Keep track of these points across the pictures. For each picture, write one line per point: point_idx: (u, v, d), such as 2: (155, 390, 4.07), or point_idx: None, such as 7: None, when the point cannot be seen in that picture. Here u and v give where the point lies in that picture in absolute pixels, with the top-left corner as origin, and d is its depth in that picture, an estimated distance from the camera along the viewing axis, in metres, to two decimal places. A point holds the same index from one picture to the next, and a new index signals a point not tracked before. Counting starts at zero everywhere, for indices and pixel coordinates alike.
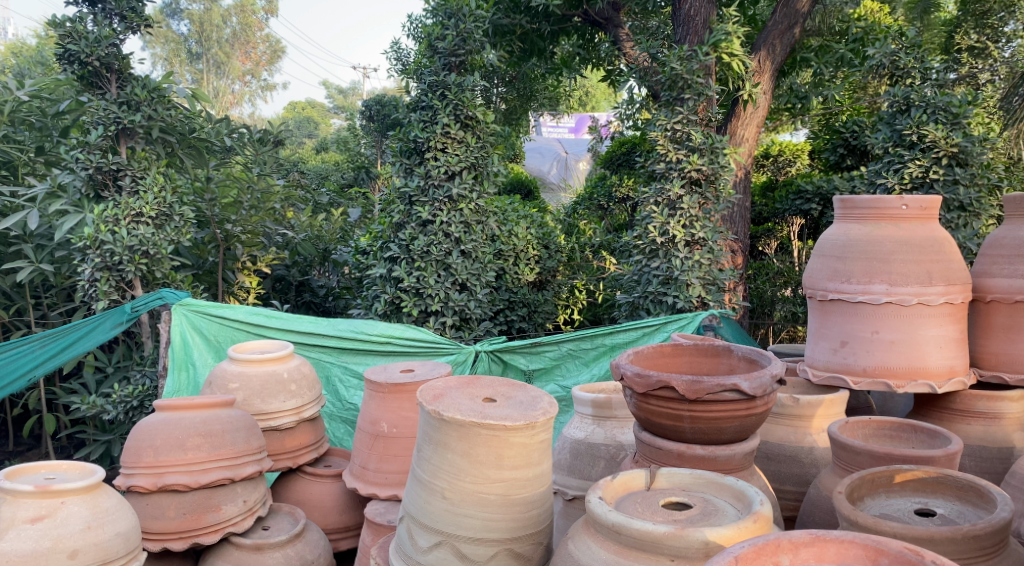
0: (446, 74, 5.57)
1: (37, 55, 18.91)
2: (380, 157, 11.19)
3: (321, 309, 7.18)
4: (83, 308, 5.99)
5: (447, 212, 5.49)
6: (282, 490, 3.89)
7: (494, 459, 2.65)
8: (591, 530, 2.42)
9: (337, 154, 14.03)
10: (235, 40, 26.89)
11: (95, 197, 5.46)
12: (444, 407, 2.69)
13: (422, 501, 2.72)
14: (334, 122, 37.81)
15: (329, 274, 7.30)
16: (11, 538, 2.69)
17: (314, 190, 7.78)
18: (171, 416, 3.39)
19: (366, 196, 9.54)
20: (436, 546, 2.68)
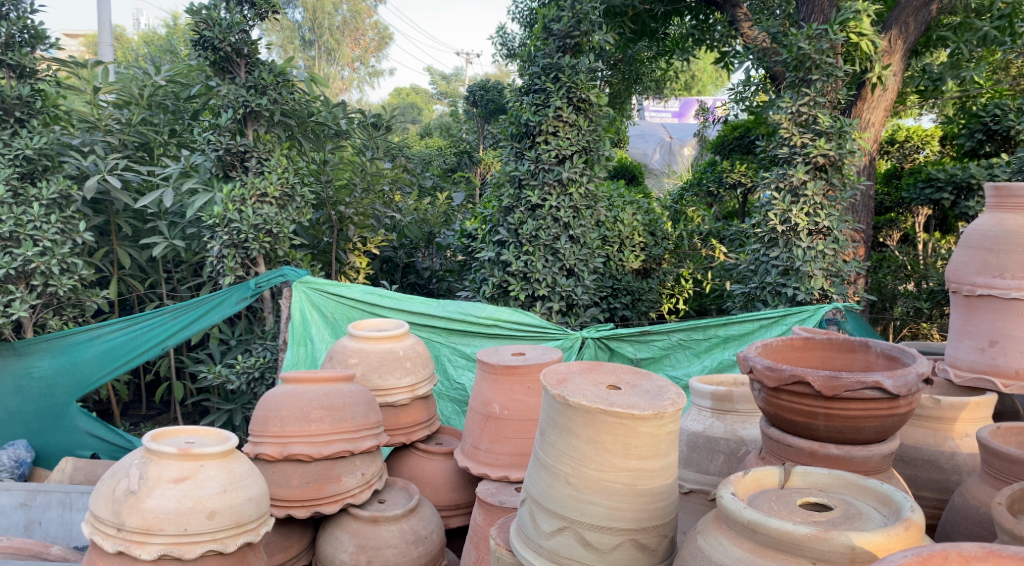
0: (559, 57, 5.51)
1: (165, 43, 19.98)
2: (482, 143, 11.26)
3: (425, 291, 7.30)
4: (210, 282, 6.30)
5: (556, 196, 5.45)
6: (396, 465, 3.99)
7: (620, 447, 2.63)
8: (723, 525, 2.36)
9: (440, 139, 14.24)
10: (346, 27, 27.67)
11: (224, 177, 5.71)
12: (570, 393, 2.69)
13: (546, 485, 2.72)
14: (436, 108, 38.38)
15: (433, 256, 7.41)
16: (157, 496, 2.83)
17: (419, 174, 7.89)
18: (297, 388, 3.52)
19: (470, 181, 9.64)
20: (560, 531, 2.68)
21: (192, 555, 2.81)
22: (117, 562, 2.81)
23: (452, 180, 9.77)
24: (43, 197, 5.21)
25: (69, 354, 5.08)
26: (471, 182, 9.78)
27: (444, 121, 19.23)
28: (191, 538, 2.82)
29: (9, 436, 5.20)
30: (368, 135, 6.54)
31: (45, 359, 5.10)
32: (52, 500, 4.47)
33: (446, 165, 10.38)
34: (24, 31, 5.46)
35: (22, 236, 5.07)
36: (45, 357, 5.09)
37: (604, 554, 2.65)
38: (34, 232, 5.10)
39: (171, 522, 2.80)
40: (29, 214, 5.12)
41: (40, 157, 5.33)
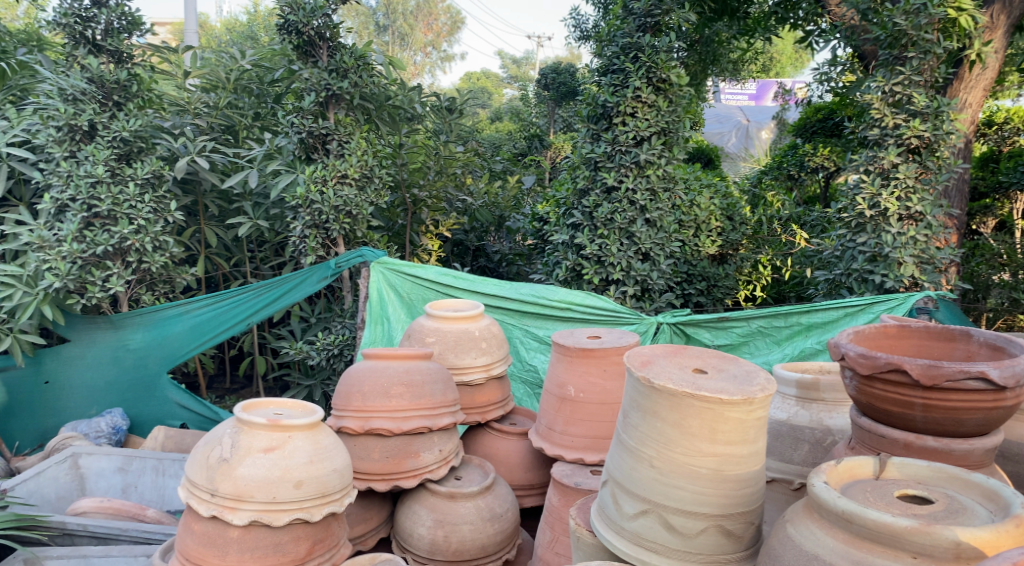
0: (639, 36, 5.40)
1: (246, 30, 20.54)
2: (553, 127, 11.21)
3: (495, 275, 7.34)
4: (291, 262, 6.48)
5: (633, 178, 5.36)
6: (471, 444, 4.02)
7: (707, 432, 2.59)
8: (816, 514, 2.36)
9: (510, 123, 14.22)
10: (419, 12, 28.01)
11: (306, 159, 5.82)
12: (655, 375, 2.67)
13: (629, 468, 2.72)
14: (507, 92, 38.34)
15: (502, 240, 7.47)
16: (248, 464, 2.93)
17: (490, 158, 7.90)
18: (377, 364, 3.60)
19: (540, 165, 9.62)
20: (643, 513, 2.67)
21: (281, 522, 2.91)
22: (211, 526, 2.92)
23: (523, 164, 9.77)
24: (137, 177, 5.44)
25: (161, 328, 5.32)
26: (542, 166, 9.75)
27: (514, 104, 19.22)
28: (279, 506, 2.91)
29: (107, 404, 5.48)
30: (441, 119, 6.47)
31: (138, 333, 5.33)
32: (147, 466, 4.74)
33: (517, 149, 10.38)
34: (122, 18, 5.67)
35: (119, 215, 5.33)
36: (138, 330, 5.33)
37: (689, 539, 2.63)
38: (130, 211, 5.37)
39: (261, 490, 2.89)
40: (125, 194, 5.37)
41: (135, 139, 5.55)
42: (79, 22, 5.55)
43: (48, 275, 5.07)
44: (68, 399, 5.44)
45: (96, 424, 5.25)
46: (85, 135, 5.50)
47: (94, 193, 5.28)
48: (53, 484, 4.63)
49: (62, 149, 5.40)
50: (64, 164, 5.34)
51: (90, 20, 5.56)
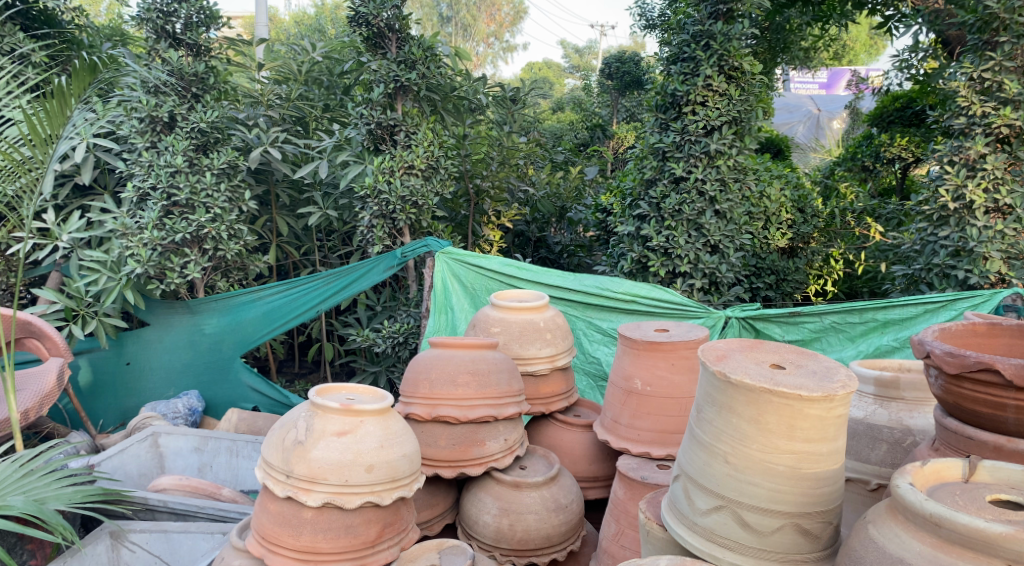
0: (711, 23, 5.27)
1: (312, 23, 20.95)
2: (616, 117, 11.10)
3: (557, 266, 7.32)
4: (358, 251, 6.59)
5: (703, 169, 5.25)
6: (534, 435, 4.02)
7: (785, 429, 2.55)
8: (901, 516, 2.31)
9: (571, 113, 14.13)
10: (482, 3, 28.10)
11: (374, 150, 5.89)
12: (731, 370, 2.63)
13: (702, 463, 2.68)
14: (568, 82, 38.17)
15: (564, 232, 7.46)
16: (321, 447, 2.99)
17: (551, 149, 7.86)
18: (445, 353, 3.63)
19: (603, 156, 9.55)
20: (716, 509, 2.64)
21: (353, 505, 2.96)
22: (286, 506, 3.00)
23: (586, 155, 9.71)
24: (214, 166, 5.60)
25: (235, 313, 5.50)
26: (605, 156, 9.68)
27: (576, 94, 19.14)
28: (352, 490, 2.96)
29: (183, 386, 5.69)
30: (503, 110, 6.51)
31: (213, 318, 5.53)
32: (222, 447, 4.93)
33: (580, 139, 10.32)
34: (200, 12, 5.83)
35: (197, 204, 5.50)
36: (213, 315, 5.52)
37: (764, 536, 2.59)
38: (207, 199, 5.54)
39: (334, 472, 2.95)
40: (202, 183, 5.54)
41: (212, 130, 5.70)
42: (160, 17, 5.73)
43: (130, 262, 5.30)
44: (147, 380, 5.68)
45: (174, 405, 5.45)
46: (165, 126, 5.68)
47: (173, 181, 5.46)
48: (135, 461, 4.84)
49: (144, 139, 5.59)
50: (146, 154, 5.53)
51: (171, 15, 5.74)
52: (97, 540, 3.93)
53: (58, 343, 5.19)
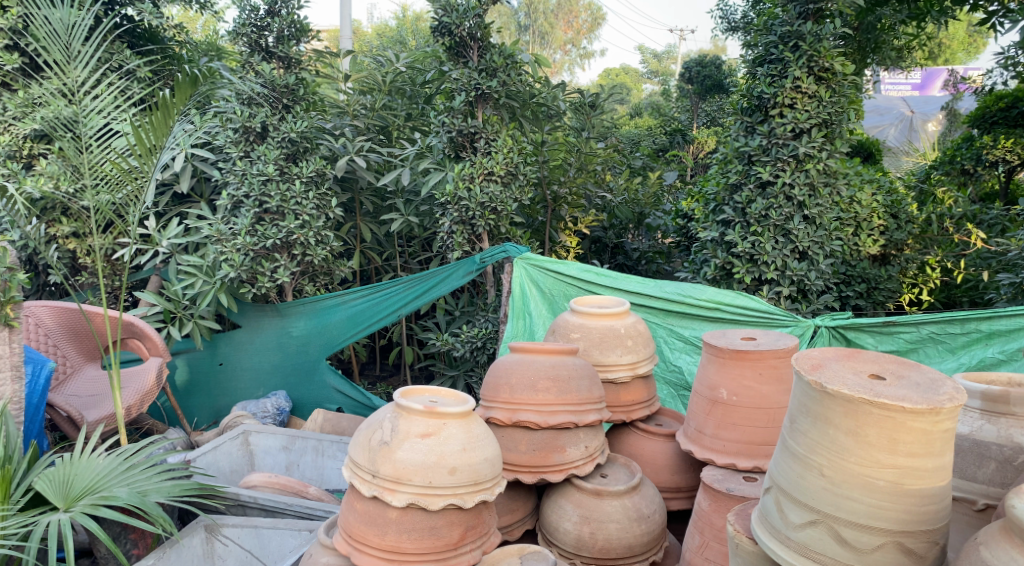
0: (800, 24, 5.12)
1: (394, 35, 21.54)
2: (695, 122, 10.93)
3: (634, 273, 7.26)
4: (438, 257, 6.67)
5: (791, 173, 5.10)
6: (615, 443, 3.98)
7: (886, 442, 2.45)
8: (1017, 538, 2.19)
9: (650, 119, 14.01)
10: (559, 11, 28.39)
11: (455, 157, 5.96)
12: (827, 379, 2.54)
13: (796, 475, 2.61)
14: (646, 88, 37.92)
15: (641, 238, 7.37)
16: (406, 448, 3.03)
17: (629, 154, 7.79)
18: (525, 358, 3.64)
19: (682, 162, 9.41)
20: (811, 524, 2.55)
21: (436, 507, 2.98)
22: (372, 505, 3.05)
23: (665, 161, 9.59)
24: (303, 175, 5.77)
25: (321, 316, 5.66)
26: (685, 162, 9.53)
27: (656, 99, 18.95)
28: (436, 491, 2.99)
29: (271, 386, 5.89)
30: (580, 117, 6.40)
31: (301, 321, 5.71)
32: (308, 446, 5.09)
33: (660, 144, 10.18)
34: (292, 26, 6.02)
35: (286, 210, 5.69)
36: (300, 317, 5.70)
37: (863, 554, 2.50)
38: (296, 206, 5.72)
39: (419, 474, 2.98)
40: (292, 191, 5.72)
41: (301, 140, 5.88)
42: (254, 31, 5.97)
43: (224, 266, 5.53)
44: (238, 379, 5.90)
45: (263, 404, 5.65)
46: (257, 136, 5.89)
47: (265, 190, 5.65)
48: (227, 458, 5.02)
49: (238, 149, 5.83)
50: (240, 163, 5.75)
51: (264, 28, 5.97)
52: (193, 533, 4.09)
53: (157, 343, 5.44)
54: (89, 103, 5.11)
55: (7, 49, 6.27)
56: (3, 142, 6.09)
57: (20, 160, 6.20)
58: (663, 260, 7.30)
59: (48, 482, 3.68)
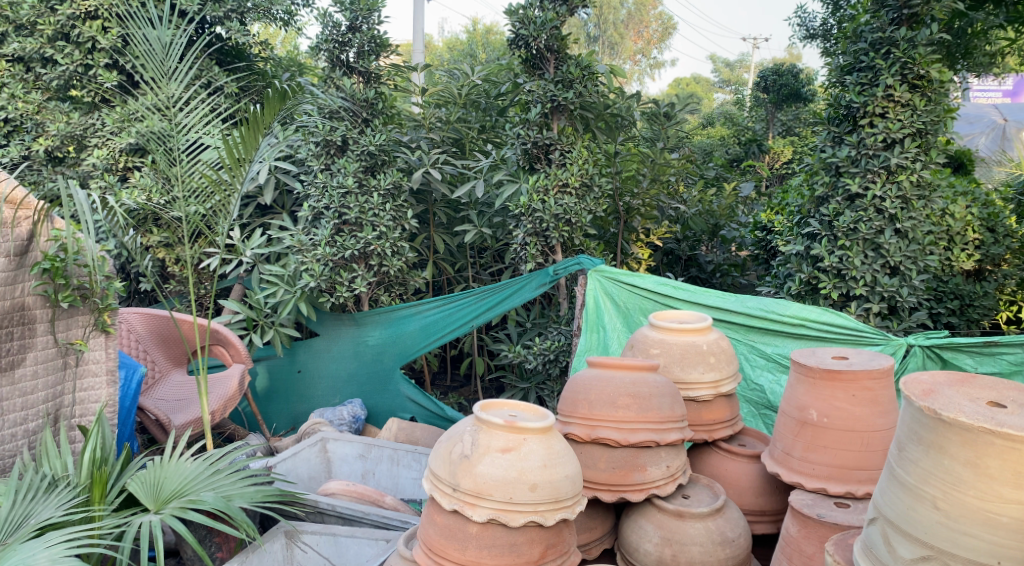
0: (893, 30, 4.92)
1: (464, 48, 21.91)
2: (771, 132, 10.69)
3: (707, 286, 7.13)
4: (511, 269, 6.68)
5: (881, 185, 4.91)
6: (696, 462, 3.88)
7: (1009, 476, 2.30)
8: None
9: (722, 129, 13.79)
10: (630, 20, 28.34)
11: (530, 169, 5.95)
12: (942, 406, 2.41)
13: (905, 507, 2.48)
14: (717, 98, 37.42)
15: (715, 250, 7.21)
16: (486, 463, 3.01)
17: (703, 165, 7.65)
18: (604, 374, 3.58)
19: (758, 172, 9.20)
20: (923, 559, 2.43)
21: (516, 523, 2.95)
22: (452, 518, 3.04)
23: (739, 171, 9.41)
24: (381, 188, 5.87)
25: (396, 326, 5.72)
26: (760, 172, 9.32)
27: (728, 107, 18.64)
28: (516, 507, 2.96)
29: (348, 394, 5.98)
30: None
31: (376, 330, 5.79)
32: (384, 455, 5.17)
33: (734, 154, 10.02)
34: (372, 41, 6.12)
35: (365, 222, 5.79)
36: (376, 327, 5.78)
37: None
38: (373, 218, 5.81)
39: (499, 489, 2.96)
40: (370, 203, 5.82)
41: (379, 153, 5.97)
42: (336, 46, 6.09)
43: (305, 276, 5.66)
44: (316, 387, 6.02)
45: (340, 412, 5.73)
46: (338, 149, 6.02)
47: (345, 202, 5.77)
48: (306, 464, 5.10)
49: (319, 162, 5.97)
50: (321, 176, 5.87)
51: (345, 44, 6.08)
52: (273, 538, 4.14)
53: (240, 350, 5.60)
54: (180, 118, 5.31)
55: (107, 67, 6.58)
56: (100, 156, 6.38)
57: (115, 173, 6.49)
58: (738, 273, 7.15)
59: (140, 484, 3.82)
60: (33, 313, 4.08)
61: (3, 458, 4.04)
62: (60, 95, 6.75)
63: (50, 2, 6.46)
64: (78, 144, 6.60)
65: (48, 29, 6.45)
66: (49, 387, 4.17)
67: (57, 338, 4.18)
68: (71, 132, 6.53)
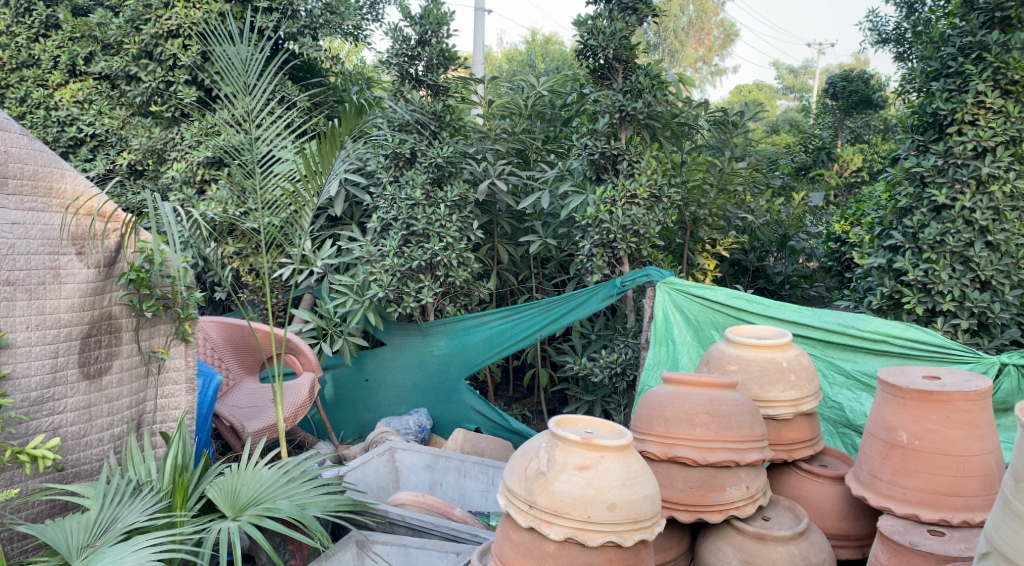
0: (985, 33, 4.71)
1: (524, 57, 22.04)
2: (840, 140, 10.41)
3: (776, 298, 6.96)
4: (576, 280, 6.62)
5: (971, 196, 4.70)
6: (775, 483, 3.76)
7: None
8: None
9: (786, 136, 13.53)
10: (690, 27, 28.14)
11: (597, 179, 5.89)
12: None
13: (1017, 537, 2.33)
14: (781, 105, 36.73)
15: (784, 261, 7.02)
16: (564, 480, 2.97)
17: (770, 174, 7.48)
18: (680, 391, 3.51)
19: (827, 182, 8.96)
20: None
21: (594, 543, 2.91)
22: (528, 536, 3.01)
23: (807, 180, 9.17)
24: (448, 199, 5.89)
25: (461, 337, 5.73)
26: (830, 181, 9.07)
27: (792, 114, 18.21)
28: (594, 527, 2.91)
29: (414, 404, 6.01)
30: (718, 134, 6.25)
31: (442, 340, 5.81)
32: (451, 466, 5.17)
33: (801, 162, 9.45)
34: (441, 55, 6.15)
35: (432, 233, 5.82)
36: (442, 337, 5.80)
37: None
38: (440, 229, 5.84)
39: (577, 507, 2.91)
40: (437, 214, 5.85)
41: (447, 165, 6.01)
42: (406, 60, 6.16)
43: (373, 286, 5.73)
44: (383, 396, 6.07)
45: (406, 422, 5.78)
46: (406, 161, 6.08)
47: (412, 213, 5.81)
48: (375, 474, 5.13)
49: (388, 174, 6.04)
50: (390, 188, 5.93)
51: (415, 58, 6.13)
52: (345, 548, 4.19)
53: (310, 359, 5.69)
54: (257, 131, 5.42)
55: (185, 83, 6.77)
56: (180, 169, 6.56)
57: (193, 185, 6.65)
58: (807, 284, 6.98)
59: (219, 491, 3.90)
60: (119, 322, 4.22)
61: (91, 462, 4.12)
62: (142, 110, 6.97)
63: (135, 21, 6.69)
64: (159, 157, 6.81)
65: (133, 48, 6.69)
66: (133, 393, 4.30)
67: (141, 346, 4.31)
68: (153, 147, 6.74)
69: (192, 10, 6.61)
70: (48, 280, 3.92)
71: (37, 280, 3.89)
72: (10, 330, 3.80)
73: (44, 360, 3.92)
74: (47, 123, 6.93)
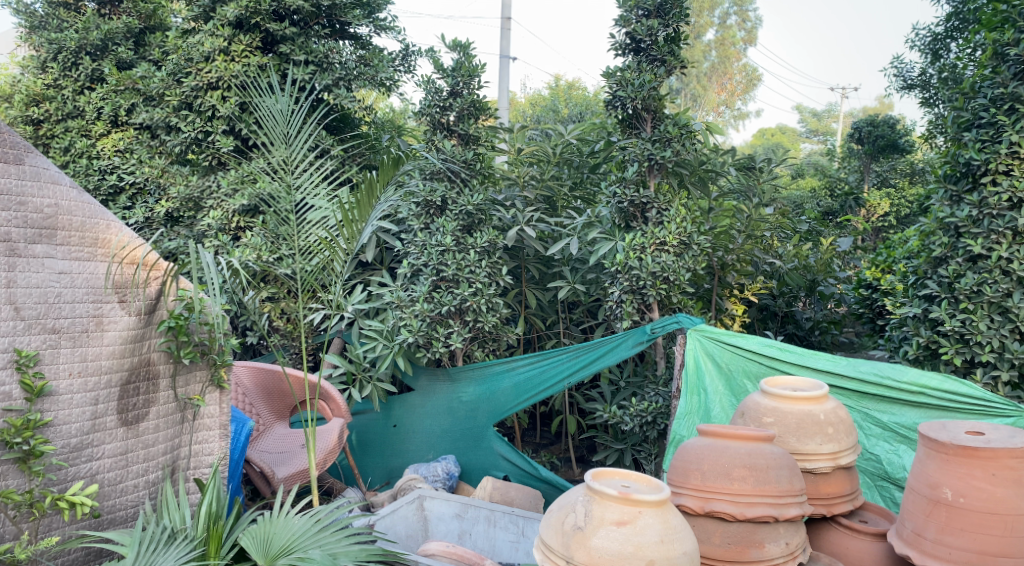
0: (1017, 84, 4.71)
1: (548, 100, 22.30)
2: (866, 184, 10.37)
3: (805, 343, 6.90)
4: (605, 326, 6.60)
5: (1007, 245, 4.65)
6: (814, 539, 3.69)
7: None
8: None
9: (811, 179, 13.50)
10: (713, 73, 28.44)
11: (625, 227, 5.90)
12: None
13: None
14: (804, 148, 36.74)
15: (813, 306, 6.97)
16: (601, 536, 2.95)
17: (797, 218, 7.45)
18: (716, 443, 3.48)
19: (855, 226, 8.92)
20: None
21: None
22: None
23: (835, 225, 9.11)
24: (477, 245, 5.93)
25: (490, 383, 5.73)
26: (857, 225, 9.02)
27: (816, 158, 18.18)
28: None
29: (442, 450, 6.00)
30: (744, 180, 6.22)
31: (471, 386, 5.81)
32: (481, 515, 5.13)
33: (826, 206, 9.41)
34: (472, 105, 6.24)
35: (461, 279, 5.85)
36: (471, 383, 5.80)
37: None
38: (469, 275, 5.87)
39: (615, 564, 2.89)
40: (466, 260, 5.88)
41: (477, 212, 6.06)
42: (438, 111, 6.23)
43: (403, 332, 5.76)
44: (411, 442, 6.07)
45: (434, 468, 5.75)
46: (437, 209, 6.15)
47: (442, 259, 5.85)
48: (404, 522, 5.10)
49: (420, 221, 6.12)
50: (421, 235, 6.00)
51: (447, 108, 6.20)
52: None
53: (340, 405, 5.70)
54: (293, 179, 5.52)
55: (222, 133, 6.92)
56: (215, 217, 6.66)
57: (228, 232, 6.74)
58: (837, 329, 6.92)
59: (252, 539, 3.91)
60: (157, 368, 4.28)
61: (127, 508, 4.15)
62: (180, 159, 7.12)
63: (177, 74, 6.88)
64: (196, 205, 6.93)
65: (174, 99, 6.89)
66: (168, 439, 4.34)
67: (177, 393, 4.37)
68: (190, 194, 6.86)
69: (232, 63, 6.79)
70: (91, 328, 4.00)
71: (80, 328, 3.96)
72: (53, 377, 3.87)
73: (85, 407, 3.98)
74: (89, 171, 7.12)
